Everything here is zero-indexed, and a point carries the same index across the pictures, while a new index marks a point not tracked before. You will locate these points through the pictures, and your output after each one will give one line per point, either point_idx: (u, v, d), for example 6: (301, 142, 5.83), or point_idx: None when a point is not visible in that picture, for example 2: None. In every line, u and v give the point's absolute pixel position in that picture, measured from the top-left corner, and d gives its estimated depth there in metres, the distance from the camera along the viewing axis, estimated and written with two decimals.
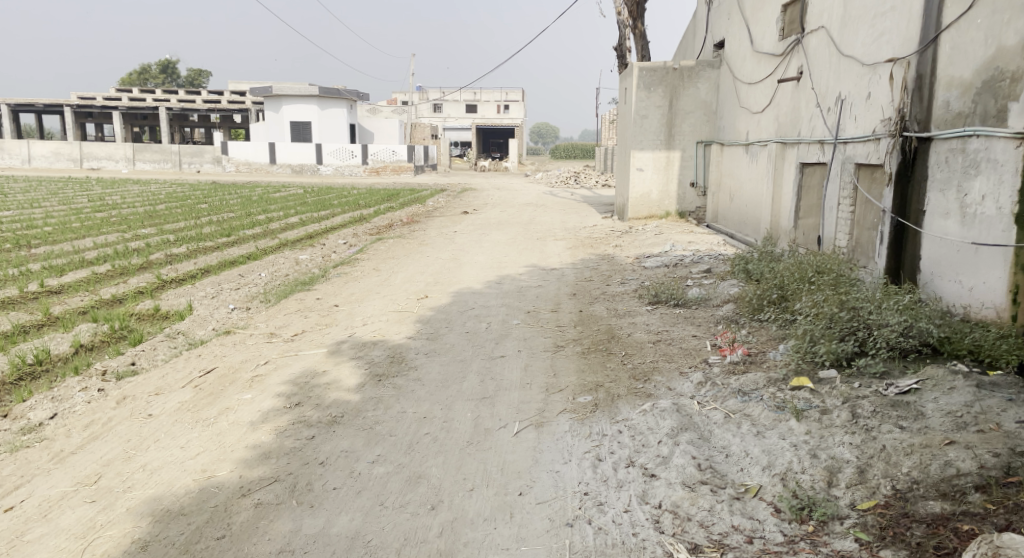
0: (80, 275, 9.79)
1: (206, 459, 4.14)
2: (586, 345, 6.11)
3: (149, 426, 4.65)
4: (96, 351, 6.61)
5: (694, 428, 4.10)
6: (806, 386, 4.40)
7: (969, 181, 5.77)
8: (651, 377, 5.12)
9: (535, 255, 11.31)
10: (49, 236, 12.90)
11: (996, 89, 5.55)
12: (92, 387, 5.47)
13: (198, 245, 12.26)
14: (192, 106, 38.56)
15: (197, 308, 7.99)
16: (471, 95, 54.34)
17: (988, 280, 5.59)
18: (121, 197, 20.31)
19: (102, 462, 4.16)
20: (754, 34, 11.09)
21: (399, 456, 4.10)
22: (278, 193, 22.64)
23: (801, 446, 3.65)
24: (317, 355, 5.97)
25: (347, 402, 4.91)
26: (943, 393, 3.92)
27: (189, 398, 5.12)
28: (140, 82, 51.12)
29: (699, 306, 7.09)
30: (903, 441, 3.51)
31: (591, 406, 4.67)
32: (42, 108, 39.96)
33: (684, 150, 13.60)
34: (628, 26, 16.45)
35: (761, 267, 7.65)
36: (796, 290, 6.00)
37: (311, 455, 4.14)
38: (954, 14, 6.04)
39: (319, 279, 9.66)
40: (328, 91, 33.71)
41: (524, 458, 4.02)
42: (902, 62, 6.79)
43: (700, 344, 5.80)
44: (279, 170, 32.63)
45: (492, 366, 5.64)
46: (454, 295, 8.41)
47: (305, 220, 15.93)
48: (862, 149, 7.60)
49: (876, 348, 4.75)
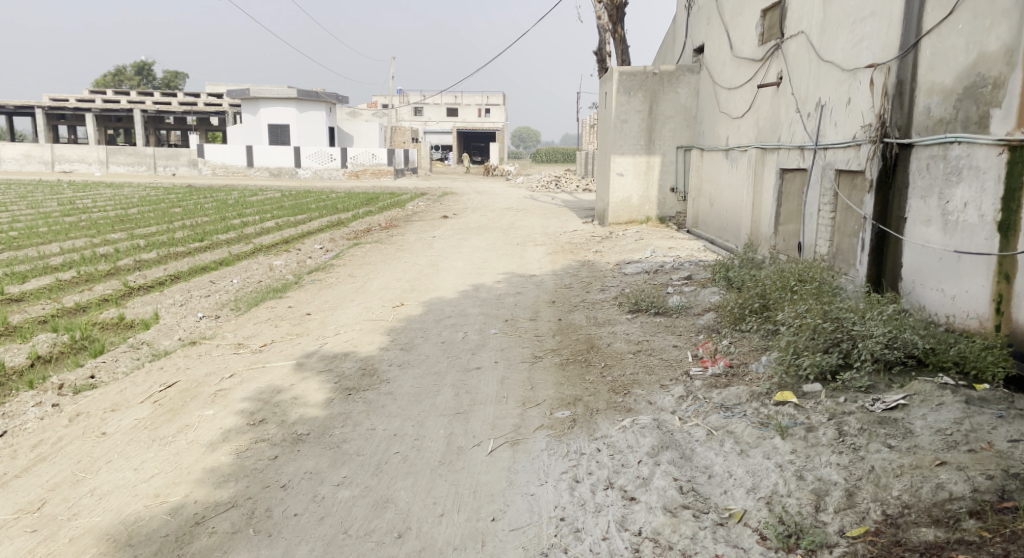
0: (43, 282, 9.44)
1: (161, 482, 3.90)
2: (565, 355, 5.95)
3: (102, 445, 4.40)
4: (54, 364, 6.30)
5: (676, 445, 3.94)
6: (790, 401, 4.25)
7: (951, 189, 5.67)
8: (631, 390, 4.95)
9: (515, 261, 11.13)
10: (14, 240, 12.49)
11: (978, 95, 5.46)
12: (46, 402, 5.18)
13: (169, 251, 11.89)
14: (168, 108, 37.97)
15: (164, 316, 7.69)
16: (452, 99, 53.97)
17: (971, 289, 5.49)
18: (92, 201, 19.83)
19: (47, 487, 3.92)
20: (734, 40, 11.00)
21: (366, 478, 3.89)
22: (255, 197, 22.22)
23: (786, 466, 3.51)
24: (283, 368, 5.72)
25: (314, 418, 4.69)
26: (931, 410, 3.79)
27: (147, 415, 4.85)
28: (114, 84, 50.15)
29: (679, 315, 6.92)
30: (892, 462, 3.38)
31: (569, 422, 4.49)
32: (13, 109, 39.08)
33: (664, 155, 13.50)
34: (608, 30, 16.33)
35: (742, 274, 7.53)
36: (778, 299, 5.85)
37: (273, 477, 3.92)
38: (935, 19, 5.95)
39: (293, 286, 9.40)
40: (307, 94, 33.31)
41: (497, 479, 3.82)
42: (882, 67, 6.70)
43: (681, 355, 5.65)
44: (257, 174, 32.16)
45: (468, 378, 5.44)
46: (430, 303, 8.20)
47: (281, 224, 15.59)
48: (842, 154, 7.49)
49: (861, 360, 4.61)
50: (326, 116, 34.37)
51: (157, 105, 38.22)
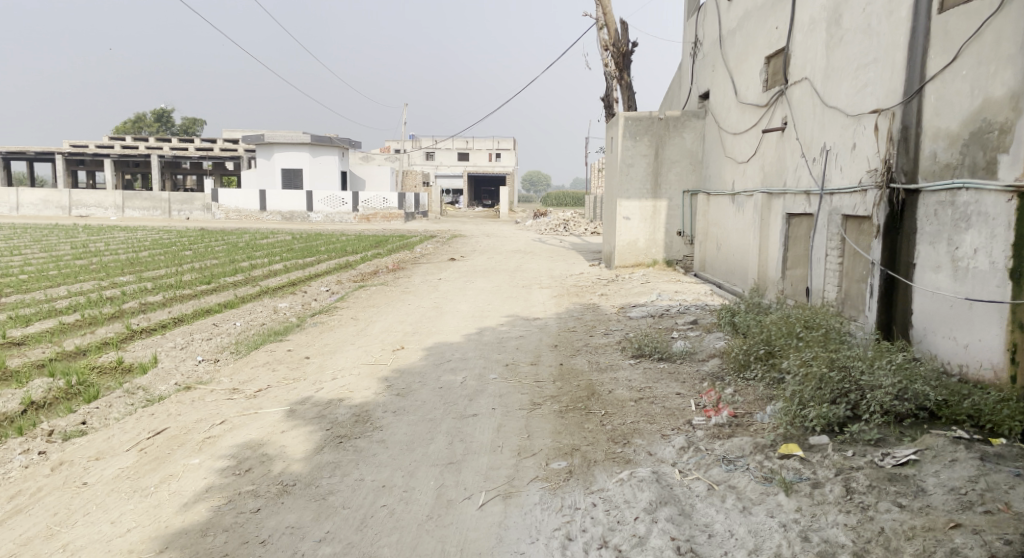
0: (46, 325, 9.37)
1: (138, 537, 3.79)
2: (564, 402, 5.76)
3: (80, 497, 4.26)
4: (47, 410, 6.15)
5: (675, 501, 3.76)
6: (796, 454, 4.07)
7: (960, 234, 5.55)
8: (631, 440, 4.77)
9: (519, 304, 11.00)
10: (22, 284, 12.46)
11: (984, 141, 5.37)
12: (33, 449, 5.04)
13: (174, 293, 11.86)
14: (184, 153, 38.57)
15: (163, 360, 7.56)
16: (463, 143, 54.49)
17: (983, 338, 5.32)
18: (105, 244, 19.95)
19: (20, 542, 3.81)
20: (739, 86, 11.02)
21: (349, 534, 3.75)
22: (266, 240, 22.30)
23: (791, 526, 3.37)
24: (275, 416, 5.57)
25: (299, 469, 4.53)
26: (944, 466, 3.64)
27: (131, 464, 4.71)
28: (133, 130, 51.15)
29: (683, 360, 6.74)
30: (902, 524, 3.25)
31: (565, 473, 4.31)
32: (34, 156, 39.78)
33: (670, 200, 13.47)
34: (614, 76, 16.49)
35: (748, 319, 7.33)
36: (784, 346, 5.66)
37: (253, 532, 3.79)
38: (938, 65, 5.90)
39: (295, 329, 9.27)
40: (320, 139, 33.78)
41: (486, 536, 3.68)
42: (886, 113, 6.61)
43: (684, 403, 5.46)
44: (268, 217, 32.38)
45: (462, 426, 5.26)
46: (431, 347, 8.06)
47: (289, 267, 15.56)
48: (849, 200, 7.38)
49: (870, 412, 4.42)
50: (338, 161, 34.79)
51: (173, 150, 38.84)
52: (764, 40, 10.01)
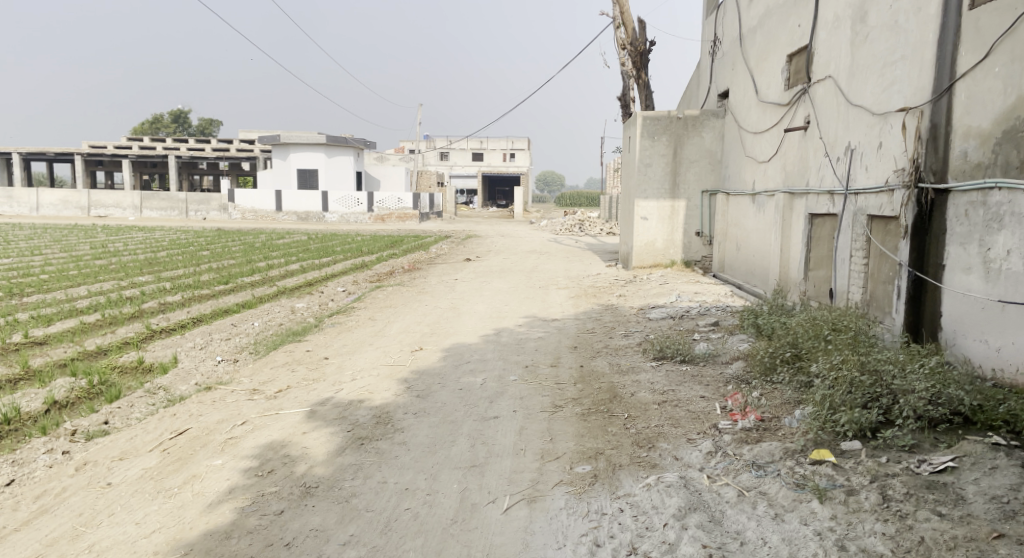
0: (68, 325, 9.41)
1: (162, 539, 3.77)
2: (586, 405, 5.69)
3: (105, 497, 4.24)
4: (69, 410, 6.16)
5: (704, 507, 3.69)
6: (828, 460, 3.98)
7: (992, 235, 5.42)
8: (656, 444, 4.70)
9: (537, 305, 10.94)
10: (43, 284, 12.53)
11: (1018, 140, 5.24)
12: (56, 449, 5.04)
13: (193, 294, 11.89)
14: (201, 153, 38.80)
15: (183, 360, 7.56)
16: (477, 143, 54.49)
17: (1017, 340, 5.19)
18: (123, 244, 20.05)
19: (46, 543, 3.80)
20: (760, 85, 10.90)
21: (373, 537, 3.71)
22: (281, 240, 22.34)
23: (826, 535, 3.30)
24: (296, 417, 5.54)
25: (322, 471, 4.49)
26: (983, 474, 3.55)
27: (154, 465, 4.69)
28: (151, 131, 51.53)
29: (706, 363, 6.64)
30: (942, 533, 3.18)
31: (590, 478, 4.25)
32: (53, 156, 40.09)
33: (689, 200, 13.34)
34: (632, 76, 16.40)
35: (772, 321, 7.21)
36: (811, 349, 5.56)
37: (277, 534, 3.76)
38: (969, 62, 5.77)
39: (313, 330, 9.25)
40: (335, 139, 33.90)
41: (512, 541, 3.63)
42: (914, 111, 6.48)
43: (709, 406, 5.37)
44: (285, 218, 32.52)
45: (484, 429, 5.21)
46: (449, 348, 8.02)
47: (305, 267, 15.57)
48: (875, 200, 7.25)
49: (904, 417, 4.32)
50: (353, 161, 34.91)
51: (190, 151, 39.09)
52: (786, 38, 9.88)
